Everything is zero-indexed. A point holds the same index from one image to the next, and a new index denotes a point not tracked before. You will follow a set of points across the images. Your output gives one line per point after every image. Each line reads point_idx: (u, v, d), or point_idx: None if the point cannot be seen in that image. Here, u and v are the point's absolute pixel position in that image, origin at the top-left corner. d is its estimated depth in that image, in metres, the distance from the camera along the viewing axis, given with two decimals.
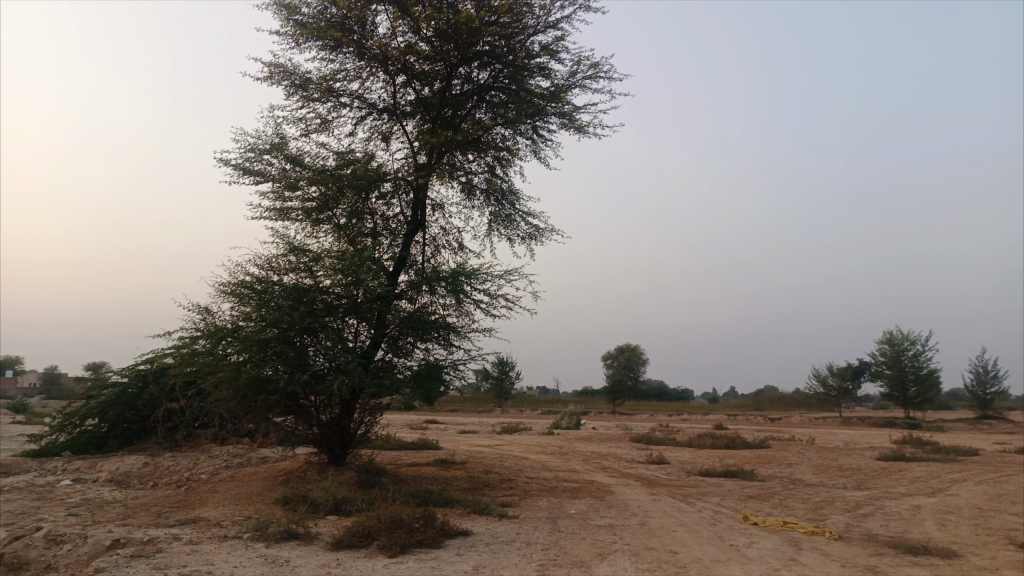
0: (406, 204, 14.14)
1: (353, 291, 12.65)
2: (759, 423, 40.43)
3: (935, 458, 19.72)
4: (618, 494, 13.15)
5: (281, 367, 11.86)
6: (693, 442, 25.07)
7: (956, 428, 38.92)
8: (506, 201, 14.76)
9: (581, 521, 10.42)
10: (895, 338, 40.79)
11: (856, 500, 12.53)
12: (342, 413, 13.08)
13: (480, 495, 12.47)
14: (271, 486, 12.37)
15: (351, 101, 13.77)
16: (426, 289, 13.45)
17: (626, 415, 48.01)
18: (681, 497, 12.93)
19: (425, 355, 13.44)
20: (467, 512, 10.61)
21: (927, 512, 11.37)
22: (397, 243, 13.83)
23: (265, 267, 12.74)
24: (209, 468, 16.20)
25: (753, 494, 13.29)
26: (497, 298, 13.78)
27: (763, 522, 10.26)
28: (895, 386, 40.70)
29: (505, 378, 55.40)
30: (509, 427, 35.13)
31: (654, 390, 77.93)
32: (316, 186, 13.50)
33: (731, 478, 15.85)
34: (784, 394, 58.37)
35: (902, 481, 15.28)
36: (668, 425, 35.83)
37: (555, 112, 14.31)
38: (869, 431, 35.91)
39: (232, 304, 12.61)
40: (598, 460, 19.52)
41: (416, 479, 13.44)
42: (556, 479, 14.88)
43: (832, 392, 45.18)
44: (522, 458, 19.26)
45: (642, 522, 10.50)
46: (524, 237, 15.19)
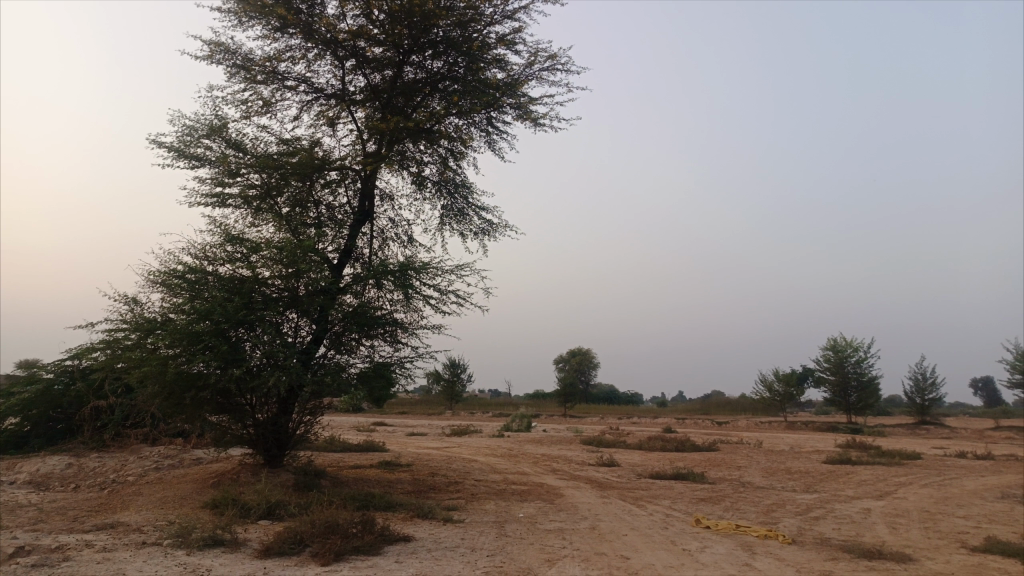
0: (353, 194, 13.55)
1: (294, 284, 12.03)
2: (706, 427, 40.69)
3: (880, 462, 19.90)
4: (568, 497, 12.77)
5: (213, 362, 11.11)
6: (643, 445, 24.92)
7: (895, 433, 39.79)
8: (458, 195, 14.27)
9: (529, 526, 9.98)
10: (839, 344, 41.52)
11: (807, 503, 12.39)
12: (280, 412, 12.39)
13: (424, 498, 11.92)
14: (201, 488, 11.62)
15: (296, 84, 13.11)
16: (372, 283, 12.89)
17: (576, 418, 47.88)
18: (632, 500, 12.61)
19: (370, 353, 12.86)
20: (410, 517, 10.07)
21: (877, 516, 11.27)
22: (343, 234, 13.21)
23: (199, 256, 11.98)
24: (138, 469, 15.26)
25: (705, 497, 13.06)
26: (447, 294, 13.30)
27: (716, 526, 9.99)
28: (839, 392, 41.43)
29: (456, 381, 54.78)
30: (458, 429, 34.55)
31: (605, 393, 78.18)
32: (258, 173, 12.80)
33: (682, 481, 15.65)
34: (732, 398, 59.08)
35: (850, 484, 15.27)
36: (618, 428, 35.73)
37: (510, 103, 13.89)
38: (813, 435, 36.42)
39: (163, 295, 11.83)
40: (548, 463, 19.14)
41: (357, 482, 12.83)
42: (504, 482, 14.43)
43: (778, 397, 45.83)
44: (471, 460, 18.75)
45: (593, 526, 10.12)
46: (476, 232, 14.73)
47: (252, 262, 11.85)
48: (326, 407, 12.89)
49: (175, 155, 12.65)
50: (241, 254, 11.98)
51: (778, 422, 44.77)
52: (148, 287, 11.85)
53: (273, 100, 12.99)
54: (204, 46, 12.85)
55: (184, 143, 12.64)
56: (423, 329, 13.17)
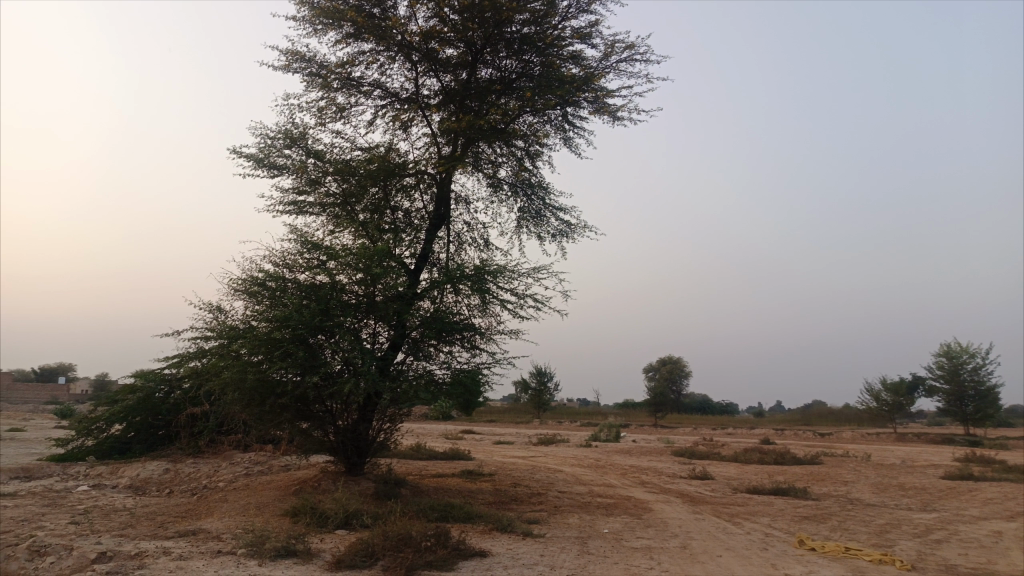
0: (429, 198, 13.38)
1: (371, 289, 11.92)
2: (807, 438, 38.49)
3: (1007, 479, 18.02)
4: (658, 512, 12.04)
5: (291, 369, 11.06)
6: (739, 457, 23.63)
7: (1021, 447, 36.45)
8: (535, 196, 13.88)
9: (614, 542, 9.38)
10: (953, 350, 38.47)
11: (926, 524, 11.19)
12: (360, 420, 12.25)
13: (505, 510, 11.48)
14: (283, 496, 11.60)
15: (370, 89, 13.08)
16: (448, 287, 12.65)
17: (667, 428, 46.49)
18: (727, 517, 11.75)
19: (448, 359, 12.58)
20: (488, 530, 9.65)
21: (1010, 540, 10.02)
22: (420, 238, 13.05)
23: (279, 263, 12.04)
24: (229, 475, 15.54)
25: (808, 515, 12.04)
26: (525, 298, 12.91)
27: (822, 548, 9.10)
28: (954, 401, 38.39)
29: (544, 390, 54.36)
30: (546, 439, 34.04)
31: (697, 403, 75.70)
32: (335, 180, 12.80)
33: (782, 496, 14.59)
34: (834, 408, 55.94)
35: (974, 503, 13.81)
36: (712, 439, 34.30)
37: (587, 98, 13.40)
38: (927, 448, 33.82)
39: (245, 302, 11.93)
40: (637, 475, 18.36)
41: (438, 491, 12.53)
42: (590, 495, 13.81)
43: (885, 407, 42.95)
44: (556, 471, 18.18)
45: (683, 544, 9.40)
46: (555, 234, 14.28)
47: (329, 268, 11.80)
48: (405, 415, 12.70)
49: (255, 164, 12.74)
50: (318, 260, 11.92)
51: (886, 434, 41.97)
52: (231, 295, 11.98)
53: (348, 106, 13.00)
54: (282, 55, 13.02)
55: (264, 152, 12.73)
56: (501, 334, 12.81)
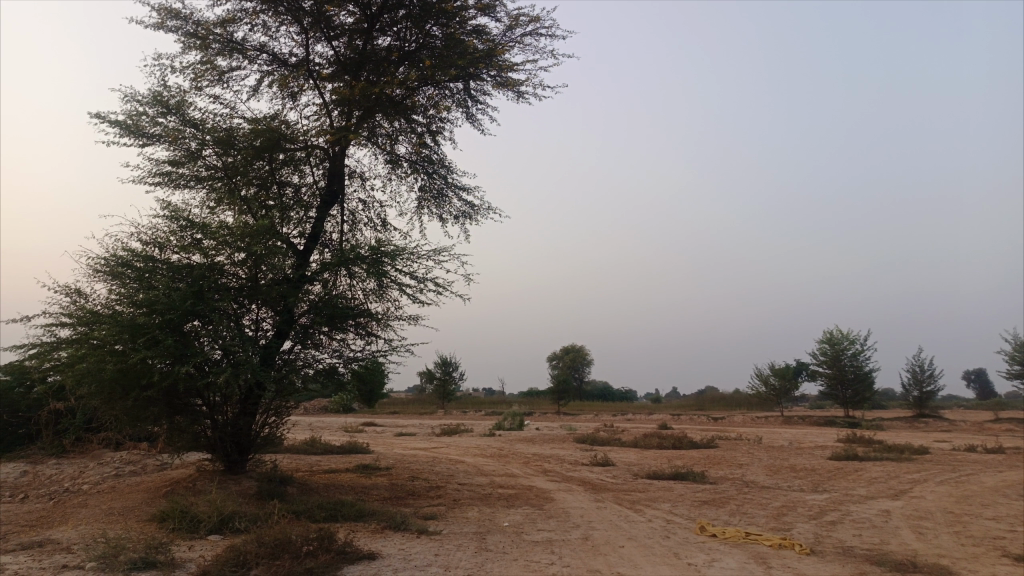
0: (321, 173, 12.50)
1: (254, 271, 10.97)
2: (702, 423, 39.68)
3: (888, 457, 18.90)
4: (559, 502, 11.69)
5: (160, 359, 9.95)
6: (638, 443, 23.86)
7: (894, 427, 38.92)
8: (436, 174, 13.22)
9: (514, 537, 8.89)
10: (835, 337, 40.55)
11: (820, 506, 11.34)
12: (243, 414, 11.25)
13: (401, 506, 10.83)
14: (151, 499, 10.48)
15: (255, 53, 12.01)
16: (340, 268, 11.81)
17: (570, 415, 47.05)
18: (629, 505, 11.53)
19: (340, 347, 11.77)
20: (379, 529, 8.97)
21: (898, 518, 10.24)
22: (309, 216, 12.14)
23: (148, 241, 10.83)
24: (95, 477, 14.07)
25: (708, 500, 12.01)
26: (425, 282, 12.26)
27: (723, 534, 8.97)
28: (836, 386, 40.51)
29: (448, 380, 53.74)
30: (449, 428, 33.46)
31: (599, 391, 77.09)
32: (214, 151, 11.65)
33: (681, 481, 14.61)
34: (726, 393, 58.15)
35: (860, 482, 14.26)
36: (612, 425, 34.76)
37: (490, 72, 12.82)
38: (812, 430, 35.47)
39: (107, 285, 10.65)
40: (539, 463, 18.05)
41: (328, 488, 11.71)
42: (491, 486, 13.33)
43: (773, 391, 44.93)
44: (456, 462, 17.60)
45: (585, 535, 9.03)
46: (456, 216, 13.68)
47: (206, 246, 10.72)
48: (293, 407, 11.81)
49: (120, 130, 11.38)
50: (192, 236, 10.79)
51: (774, 417, 43.87)
52: (90, 277, 10.66)
53: (230, 70, 11.87)
54: (153, 11, 11.72)
55: (132, 118, 11.38)
56: (398, 320, 12.11)
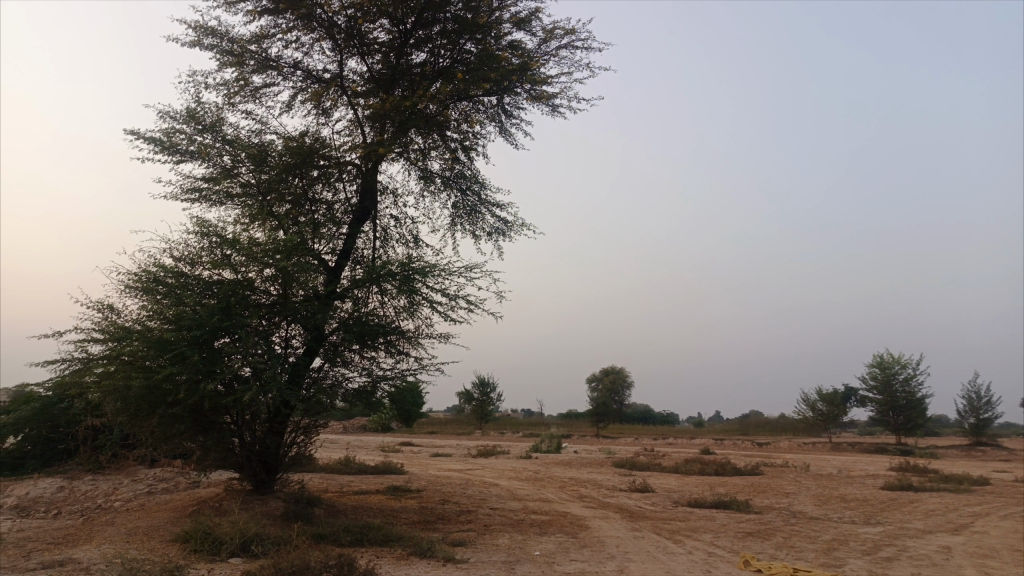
0: (353, 189, 12.38)
1: (284, 287, 10.83)
2: (747, 449, 38.50)
3: (945, 488, 17.90)
4: (594, 530, 11.19)
5: (187, 376, 9.82)
6: (679, 469, 23.12)
7: (950, 455, 37.22)
8: (469, 190, 13.01)
9: (545, 568, 8.44)
10: (885, 360, 39.13)
11: (873, 540, 10.63)
12: (270, 433, 11.03)
13: (429, 531, 10.48)
14: (177, 518, 10.31)
15: (288, 70, 12.00)
16: (370, 285, 11.61)
17: (610, 439, 46.20)
18: (668, 535, 10.97)
19: (369, 366, 11.54)
20: (404, 556, 8.61)
21: (960, 556, 9.51)
22: (341, 233, 12.01)
23: (179, 257, 10.77)
24: (127, 494, 14.02)
25: (752, 531, 11.38)
26: (456, 299, 11.98)
27: (768, 570, 8.40)
28: (886, 411, 38.98)
29: (487, 400, 53.45)
30: (486, 450, 33.04)
31: (640, 414, 75.81)
32: (247, 167, 11.60)
33: (723, 510, 13.95)
34: (771, 418, 56.53)
35: (916, 515, 13.42)
36: (653, 450, 33.90)
37: (524, 85, 12.61)
38: (862, 458, 34.08)
39: (138, 301, 10.59)
40: (575, 488, 17.52)
41: (356, 511, 11.42)
42: (524, 511, 12.88)
43: (820, 416, 43.48)
44: (491, 485, 17.19)
45: (620, 568, 8.52)
46: (490, 233, 13.43)
47: (236, 262, 10.61)
48: (321, 426, 11.59)
49: (155, 147, 11.41)
50: (222, 252, 10.69)
51: (821, 443, 42.40)
52: (122, 292, 10.63)
53: (264, 87, 11.86)
54: (190, 29, 11.81)
55: (166, 134, 11.41)
56: (429, 338, 11.84)
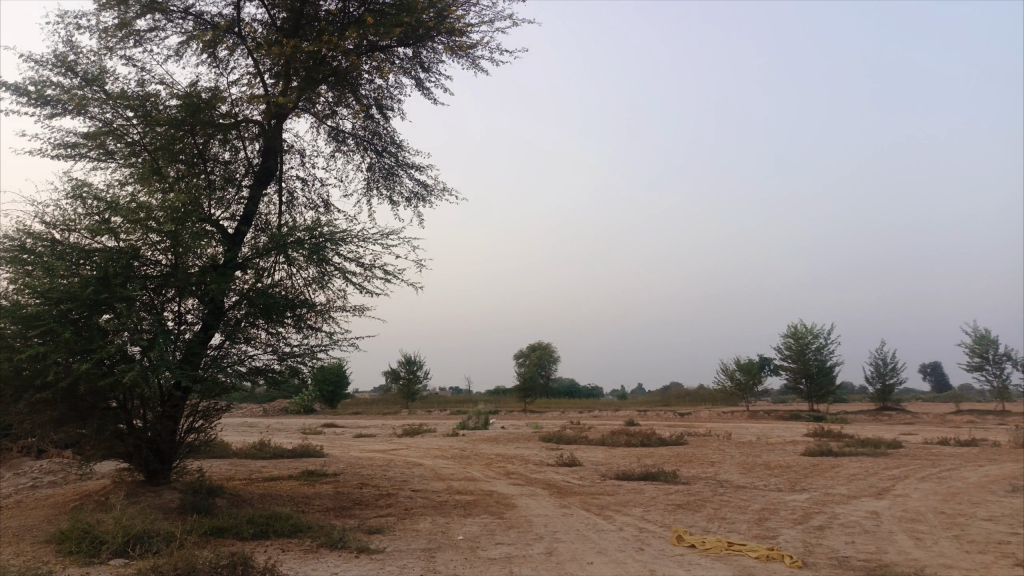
0: (256, 150, 11.37)
1: (176, 255, 9.70)
2: (669, 419, 39.02)
3: (862, 452, 18.27)
4: (521, 509, 10.63)
5: (59, 356, 8.63)
6: (605, 441, 22.96)
7: (860, 420, 38.73)
8: (386, 151, 12.12)
9: (468, 554, 7.78)
10: (799, 330, 40.27)
11: (803, 508, 10.47)
12: (162, 417, 9.93)
13: (345, 519, 9.70)
14: (54, 516, 9.14)
15: (177, 13, 10.75)
16: (275, 253, 10.63)
17: (536, 413, 46.10)
18: (598, 511, 10.52)
19: (275, 341, 10.56)
20: (313, 548, 7.81)
21: (889, 521, 9.39)
22: (242, 196, 10.98)
23: (50, 223, 9.44)
24: (6, 489, 12.58)
25: (682, 503, 11.07)
26: (372, 268, 11.14)
27: (703, 545, 8.01)
28: (800, 380, 40.20)
29: (413, 378, 52.53)
30: (410, 429, 32.25)
31: (565, 388, 76.36)
32: (130, 121, 10.30)
33: (651, 482, 13.68)
34: (692, 388, 57.72)
35: (840, 480, 13.45)
36: (578, 423, 33.84)
37: (442, 35, 11.74)
38: (779, 425, 34.96)
39: (2, 272, 9.22)
40: (502, 464, 17.00)
41: (264, 499, 10.49)
42: (448, 492, 12.21)
43: (739, 386, 44.55)
44: (414, 465, 16.47)
45: (549, 550, 7.95)
46: (408, 198, 12.60)
47: (119, 227, 9.40)
48: (223, 409, 10.62)
49: (20, 96, 9.97)
50: (101, 216, 9.46)
51: (740, 412, 43.46)
52: None
53: (149, 31, 10.58)
54: None
55: (34, 83, 9.99)
56: (341, 311, 10.95)
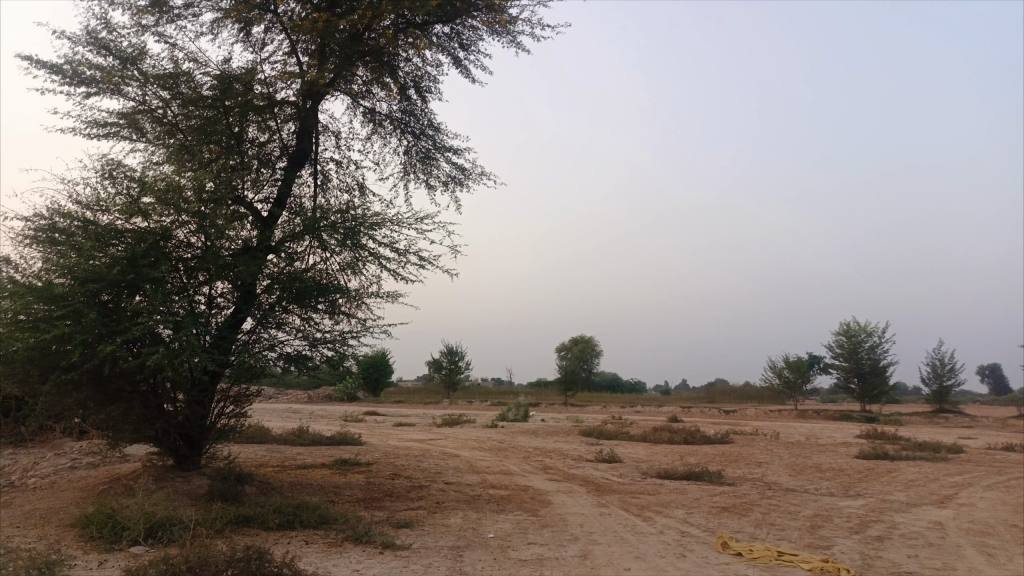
0: (291, 131, 11.13)
1: (207, 237, 9.46)
2: (713, 416, 38.08)
3: (920, 456, 17.31)
4: (557, 507, 10.19)
5: (87, 337, 8.48)
6: (647, 437, 22.33)
7: (915, 422, 37.19)
8: (423, 134, 11.75)
9: (497, 554, 7.36)
10: (852, 328, 38.81)
11: (858, 515, 9.79)
12: (191, 402, 9.74)
13: (374, 510, 9.40)
14: (82, 499, 9.05)
15: None
16: (308, 237, 10.33)
17: (578, 407, 45.57)
18: (637, 511, 10.01)
19: (306, 327, 10.28)
20: (336, 541, 7.49)
21: (955, 534, 8.66)
22: (276, 177, 10.75)
23: (82, 203, 9.29)
24: (46, 469, 12.65)
25: (727, 506, 10.48)
26: (406, 254, 10.79)
27: (750, 553, 7.45)
28: (851, 379, 38.80)
29: (455, 369, 52.49)
30: (449, 419, 32.04)
31: (608, 382, 75.54)
32: (164, 101, 10.13)
33: (694, 482, 13.09)
34: (738, 384, 56.39)
35: (898, 486, 12.66)
36: (620, 418, 33.15)
37: (481, 9, 11.29)
38: (829, 425, 33.78)
39: (34, 252, 9.12)
40: (540, 458, 16.58)
41: (293, 488, 10.25)
42: (482, 486, 11.83)
43: (786, 384, 43.27)
44: (450, 456, 16.18)
45: (584, 553, 7.49)
46: (446, 182, 12.22)
47: (149, 207, 9.18)
48: (254, 395, 10.41)
49: (55, 75, 9.88)
50: (132, 196, 9.26)
51: (788, 411, 42.21)
52: (15, 242, 9.18)
53: (183, 8, 10.38)
54: None
55: (68, 61, 9.89)
56: (374, 297, 10.63)
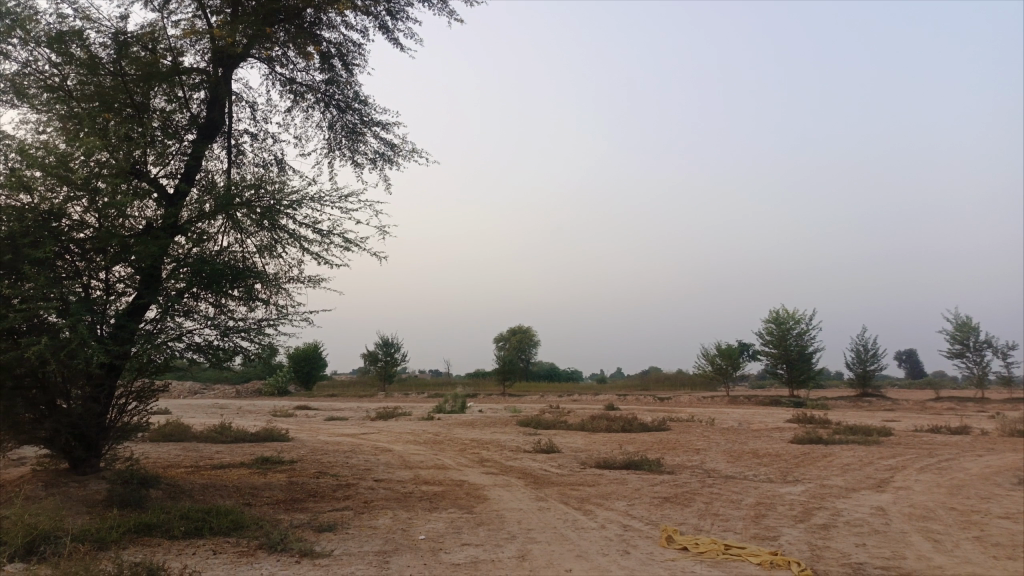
0: (200, 101, 10.23)
1: (104, 215, 8.37)
2: (649, 404, 38.25)
3: (852, 440, 17.50)
4: (494, 502, 9.62)
5: None
6: (585, 426, 22.04)
7: (841, 406, 38.25)
8: (348, 108, 10.97)
9: (428, 558, 6.75)
10: (781, 315, 39.58)
11: (801, 502, 9.58)
12: (85, 398, 8.75)
13: (295, 513, 8.65)
14: None
15: None
16: (220, 217, 9.46)
17: (515, 397, 45.20)
18: (577, 504, 9.56)
19: (217, 315, 9.40)
20: (248, 551, 6.73)
21: (898, 520, 8.49)
22: (183, 150, 9.76)
23: None
24: None
25: (669, 496, 10.13)
26: (330, 235, 10.02)
27: (696, 548, 7.05)
28: (780, 365, 39.62)
29: (391, 361, 51.40)
30: (384, 411, 31.14)
31: (545, 372, 75.65)
32: (55, 64, 9.05)
33: (634, 471, 12.77)
34: (672, 372, 57.09)
35: (835, 471, 12.61)
36: (558, 407, 32.85)
37: None
38: (760, 411, 34.34)
39: None
40: (476, 450, 16.01)
41: (206, 491, 9.39)
42: (414, 482, 11.16)
43: (719, 371, 43.95)
44: (382, 451, 15.44)
45: (521, 553, 6.95)
46: (373, 160, 11.49)
47: (34, 180, 8.00)
48: (160, 390, 9.47)
49: None
50: (12, 166, 8.07)
51: (721, 397, 42.88)
52: None
53: None
54: None
55: None
56: (294, 282, 9.83)
